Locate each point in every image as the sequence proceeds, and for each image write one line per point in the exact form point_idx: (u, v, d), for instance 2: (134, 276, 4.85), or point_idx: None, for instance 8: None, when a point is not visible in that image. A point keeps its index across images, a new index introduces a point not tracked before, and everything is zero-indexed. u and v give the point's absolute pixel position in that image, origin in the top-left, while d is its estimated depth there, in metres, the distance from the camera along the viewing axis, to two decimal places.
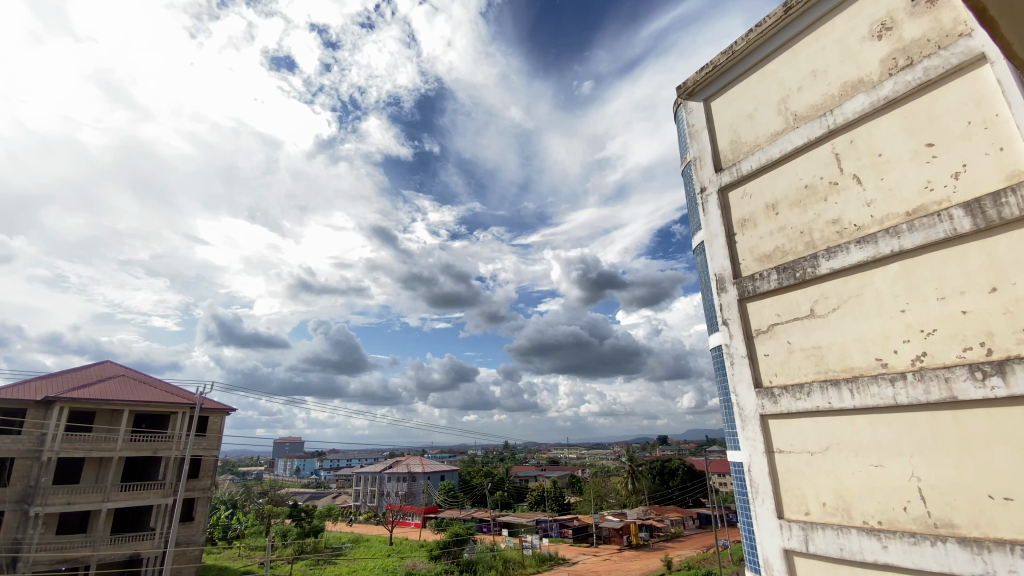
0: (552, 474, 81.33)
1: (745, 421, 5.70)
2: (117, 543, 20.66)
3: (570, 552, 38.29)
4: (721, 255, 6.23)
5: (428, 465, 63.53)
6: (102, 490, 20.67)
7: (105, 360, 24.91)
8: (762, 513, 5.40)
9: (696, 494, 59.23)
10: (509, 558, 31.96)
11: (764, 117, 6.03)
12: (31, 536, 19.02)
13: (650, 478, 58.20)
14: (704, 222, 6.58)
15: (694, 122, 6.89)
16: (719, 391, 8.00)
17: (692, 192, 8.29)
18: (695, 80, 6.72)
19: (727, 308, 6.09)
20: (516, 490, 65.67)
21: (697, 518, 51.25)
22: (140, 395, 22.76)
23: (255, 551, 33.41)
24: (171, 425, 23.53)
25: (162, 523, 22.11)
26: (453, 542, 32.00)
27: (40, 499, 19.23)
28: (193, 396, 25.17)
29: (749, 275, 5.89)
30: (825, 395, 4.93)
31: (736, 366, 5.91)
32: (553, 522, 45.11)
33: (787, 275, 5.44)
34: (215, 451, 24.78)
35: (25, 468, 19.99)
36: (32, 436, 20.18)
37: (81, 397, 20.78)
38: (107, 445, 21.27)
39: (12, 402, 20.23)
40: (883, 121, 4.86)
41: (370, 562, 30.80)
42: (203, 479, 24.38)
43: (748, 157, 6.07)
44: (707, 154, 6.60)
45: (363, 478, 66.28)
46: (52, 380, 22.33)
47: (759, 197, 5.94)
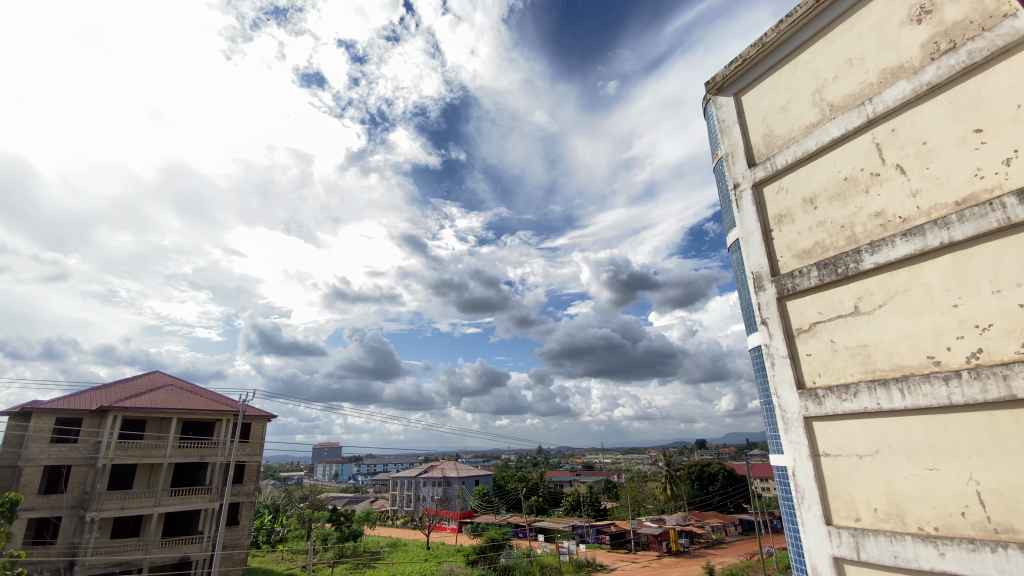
0: (587, 479, 80.49)
1: (788, 424, 5.53)
2: (167, 546, 21.59)
3: (608, 558, 37.76)
4: (758, 253, 6.07)
5: (462, 470, 63.77)
6: (153, 495, 21.68)
7: (154, 370, 26.20)
8: (809, 519, 5.20)
9: (737, 499, 57.42)
10: (546, 564, 31.80)
11: (799, 109, 5.86)
12: (87, 540, 20.10)
13: (688, 483, 56.84)
14: (738, 219, 6.42)
15: (725, 117, 6.76)
16: (760, 392, 7.75)
17: (725, 189, 8.11)
18: (724, 75, 6.60)
19: (765, 307, 5.92)
20: (551, 496, 65.24)
21: (739, 524, 49.70)
22: (187, 404, 23.78)
23: (297, 555, 34.28)
24: (216, 432, 24.50)
25: (209, 526, 23.03)
26: (490, 547, 32.08)
27: (96, 504, 20.31)
28: (236, 403, 26.14)
29: (788, 272, 5.72)
30: (874, 395, 4.72)
31: (777, 367, 5.73)
32: (590, 529, 44.60)
33: (828, 271, 5.25)
34: (257, 457, 25.64)
35: (82, 476, 21.18)
36: (87, 444, 21.40)
37: (132, 406, 21.87)
38: (157, 452, 22.30)
39: (70, 412, 21.50)
40: (927, 107, 4.66)
41: (408, 566, 31.13)
42: (247, 484, 25.28)
43: (782, 151, 5.90)
44: (740, 149, 6.45)
45: (399, 483, 67.29)
46: (107, 390, 23.64)
47: (796, 191, 5.76)
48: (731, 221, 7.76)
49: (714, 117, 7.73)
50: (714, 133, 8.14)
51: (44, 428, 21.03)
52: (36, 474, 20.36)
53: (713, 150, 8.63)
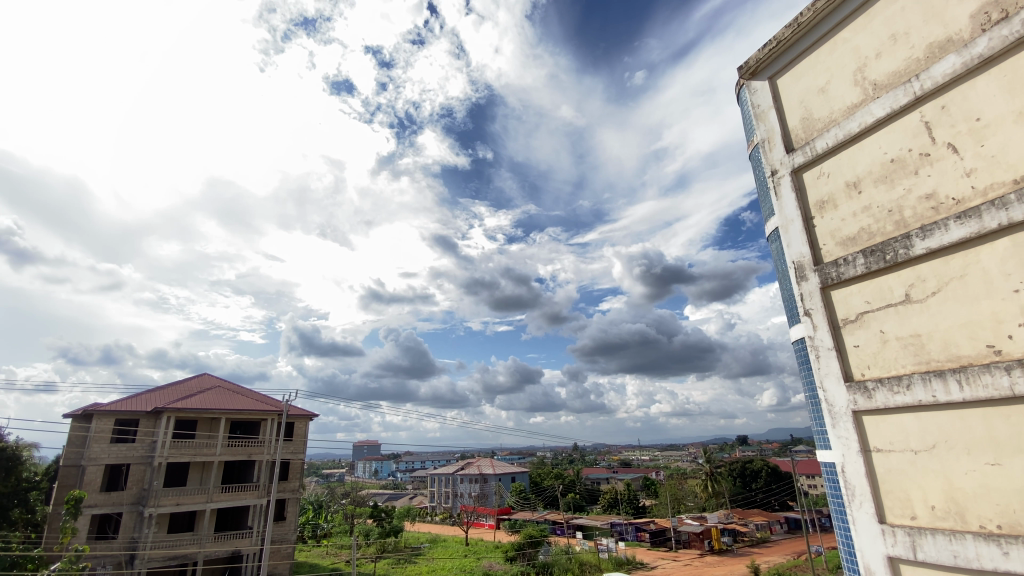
0: (624, 476, 79.61)
1: (836, 418, 5.32)
2: (220, 541, 22.61)
3: (648, 556, 37.28)
4: (799, 241, 5.85)
5: (498, 466, 63.90)
6: (205, 492, 22.78)
7: (203, 373, 27.51)
8: (860, 517, 4.99)
9: (783, 497, 55.52)
10: (585, 561, 31.66)
11: (839, 90, 5.62)
12: (146, 535, 21.28)
13: (730, 480, 55.42)
14: (777, 207, 6.20)
15: (760, 102, 6.54)
16: (805, 386, 7.46)
17: (762, 177, 7.86)
18: (757, 59, 6.39)
19: (809, 298, 5.70)
20: (587, 493, 64.91)
21: (785, 523, 48.06)
22: (234, 404, 24.84)
23: (342, 550, 35.35)
24: (262, 432, 25.52)
25: (258, 522, 24.01)
26: (528, 543, 32.19)
27: (153, 500, 21.50)
28: (280, 403, 27.12)
29: (832, 261, 5.49)
30: (928, 387, 4.49)
31: (823, 360, 5.50)
32: (629, 526, 44.12)
33: (876, 259, 5.01)
34: (301, 455, 26.55)
35: (140, 474, 22.43)
36: (144, 444, 22.67)
37: (184, 407, 23.02)
38: (208, 450, 23.43)
39: (128, 412, 22.82)
40: (980, 82, 4.39)
41: (448, 562, 31.59)
42: (292, 481, 26.19)
43: (822, 134, 5.67)
44: (777, 135, 6.22)
45: (437, 479, 68.35)
46: (160, 392, 24.99)
47: (839, 175, 5.52)
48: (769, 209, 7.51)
49: (748, 102, 7.50)
50: (749, 120, 7.89)
51: (105, 428, 22.40)
52: (98, 473, 21.69)
53: (749, 137, 8.39)
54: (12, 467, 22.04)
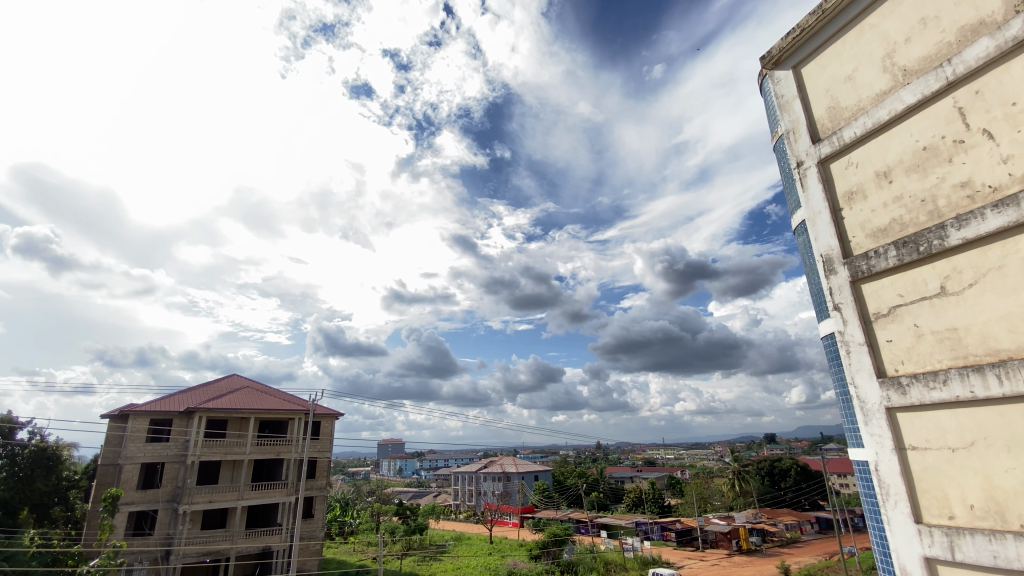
0: (649, 475, 78.82)
1: (868, 415, 5.17)
2: (251, 537, 23.22)
3: (674, 556, 36.80)
4: (827, 234, 5.70)
5: (521, 465, 63.83)
6: (236, 489, 23.43)
7: (233, 373, 28.30)
8: (895, 516, 4.85)
9: (813, 496, 54.10)
10: (610, 560, 31.48)
11: (867, 77, 5.45)
12: (181, 531, 22.02)
13: (757, 478, 54.31)
14: (804, 198, 6.04)
15: (784, 92, 6.38)
16: (835, 382, 7.27)
17: (787, 169, 7.68)
18: (780, 48, 6.25)
19: (838, 292, 5.55)
20: (611, 492, 64.47)
21: (816, 523, 46.88)
22: (262, 404, 25.47)
23: (369, 547, 35.95)
24: (290, 431, 26.14)
25: (287, 519, 24.56)
26: (552, 542, 32.17)
27: (187, 498, 22.22)
28: (306, 403, 27.67)
29: (862, 253, 5.33)
30: (966, 383, 4.33)
31: (854, 356, 5.36)
32: (654, 525, 43.65)
33: (908, 250, 4.86)
34: (327, 453, 27.07)
35: (174, 472, 23.18)
36: (177, 443, 23.44)
37: (215, 408, 23.71)
38: (238, 448, 24.12)
39: (162, 413, 23.62)
40: (1016, 64, 4.20)
41: (473, 560, 31.79)
42: (319, 479, 26.72)
43: (850, 123, 5.52)
44: (802, 125, 6.07)
45: (461, 478, 68.85)
46: (193, 393, 25.82)
47: (867, 165, 5.36)
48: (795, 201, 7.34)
49: (772, 93, 7.34)
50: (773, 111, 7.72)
51: (140, 428, 23.21)
52: (135, 471, 22.52)
53: (773, 128, 8.21)
54: (52, 466, 23.18)
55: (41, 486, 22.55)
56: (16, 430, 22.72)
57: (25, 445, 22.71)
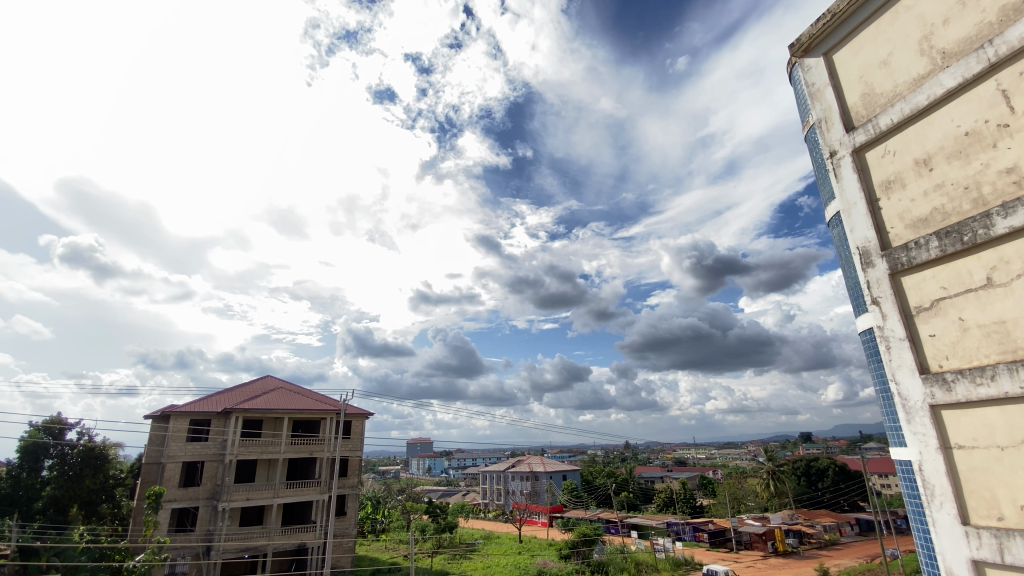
0: (679, 474, 77.60)
1: (910, 413, 4.98)
2: (287, 534, 23.86)
3: (707, 557, 36.16)
4: (864, 225, 5.50)
5: (549, 464, 63.61)
6: (272, 487, 24.12)
7: (267, 375, 29.21)
8: (941, 518, 4.66)
9: (853, 497, 52.26)
10: (641, 560, 31.14)
11: (903, 60, 5.24)
12: (221, 528, 22.82)
13: (793, 478, 52.82)
14: (837, 190, 5.84)
15: (815, 80, 6.18)
16: (875, 379, 7.02)
17: (820, 160, 7.46)
18: (810, 34, 6.06)
19: (876, 286, 5.36)
20: (641, 492, 63.73)
21: (856, 525, 45.38)
22: (296, 404, 26.14)
23: (400, 544, 36.54)
24: (322, 430, 26.79)
25: (321, 516, 25.15)
26: (582, 541, 32.04)
27: (226, 496, 23.01)
28: (337, 402, 28.29)
29: (901, 244, 5.14)
30: (1017, 378, 4.12)
31: (894, 351, 5.16)
32: (686, 525, 42.97)
33: (951, 240, 4.66)
34: (358, 452, 27.63)
35: (213, 470, 24.04)
36: (216, 442, 24.31)
37: (250, 408, 24.50)
38: (274, 447, 24.87)
39: (201, 413, 24.53)
40: None
41: (503, 559, 31.86)
42: (351, 477, 27.29)
43: (886, 110, 5.31)
44: (835, 113, 5.87)
45: (489, 477, 69.23)
46: (229, 393, 26.75)
47: (905, 152, 5.16)
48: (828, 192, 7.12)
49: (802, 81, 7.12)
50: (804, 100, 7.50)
51: (181, 428, 24.17)
52: (177, 470, 23.43)
53: (803, 117, 7.97)
54: (100, 465, 24.41)
55: (89, 484, 23.79)
56: (65, 430, 23.97)
57: (74, 445, 23.94)
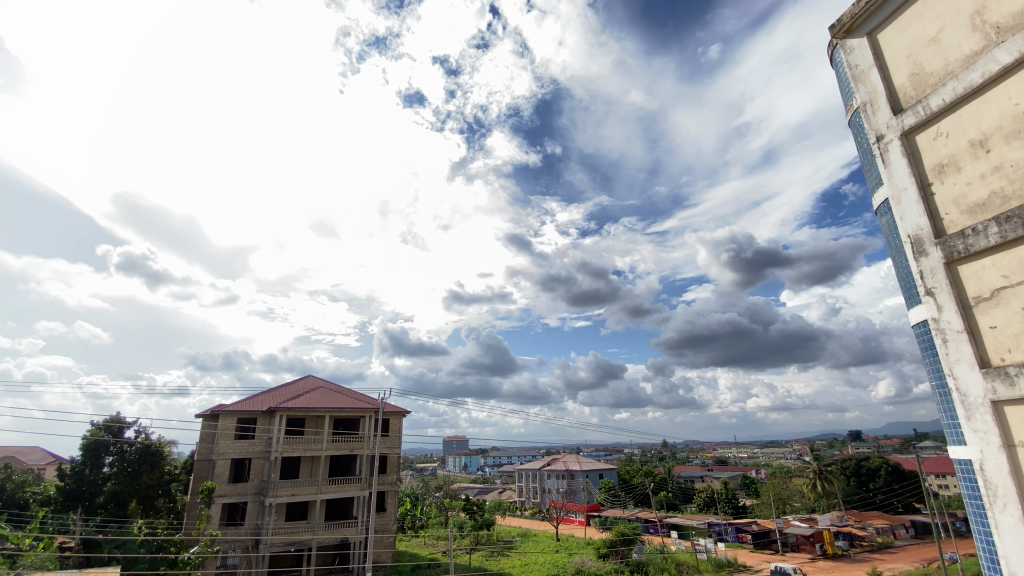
0: (720, 474, 75.69)
1: (970, 410, 4.72)
2: (330, 528, 24.65)
3: (751, 559, 35.19)
4: (916, 212, 5.23)
5: (585, 463, 63.05)
6: (315, 483, 24.93)
7: (308, 374, 30.22)
8: (1005, 520, 4.40)
9: (908, 499, 49.61)
10: (682, 561, 30.57)
11: (953, 38, 4.98)
12: (268, 522, 23.77)
13: (842, 478, 50.61)
14: (885, 175, 5.58)
15: (858, 62, 5.92)
16: (931, 373, 6.66)
17: (865, 144, 7.15)
18: (851, 15, 5.82)
19: (930, 276, 5.10)
20: (680, 491, 62.48)
21: (912, 527, 43.14)
22: (336, 403, 26.91)
23: (439, 540, 37.16)
24: (362, 428, 27.52)
25: (363, 512, 25.80)
26: (620, 541, 31.70)
27: (272, 491, 23.93)
28: (375, 401, 28.98)
29: (957, 231, 4.87)
30: None
31: (951, 344, 4.89)
32: (729, 526, 41.83)
33: (1012, 226, 4.39)
34: (396, 450, 28.24)
35: (260, 467, 25.09)
36: (262, 440, 25.34)
37: (293, 407, 25.40)
38: (316, 445, 25.75)
39: (247, 412, 25.58)
40: None
41: (541, 557, 31.90)
42: (390, 474, 27.92)
43: (936, 90, 5.05)
44: (881, 95, 5.60)
45: (525, 475, 69.42)
46: (273, 393, 27.83)
47: (960, 134, 4.89)
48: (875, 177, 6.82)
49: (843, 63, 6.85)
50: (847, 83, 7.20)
51: (229, 426, 25.27)
52: (226, 466, 24.55)
53: (847, 101, 7.65)
54: (156, 462, 25.79)
55: (147, 480, 25.19)
56: (124, 429, 25.45)
57: (132, 442, 25.40)
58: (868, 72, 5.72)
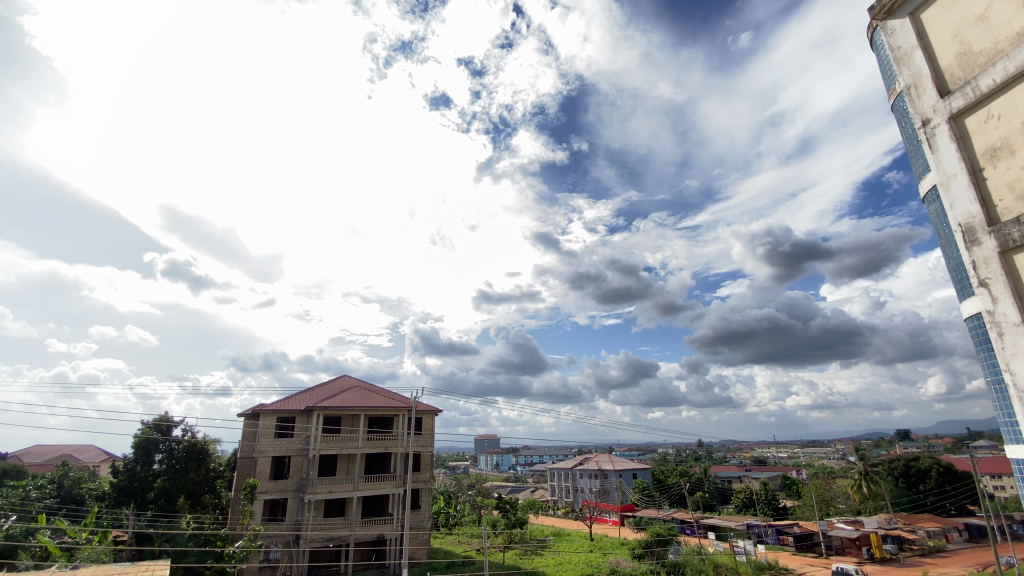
0: (759, 474, 73.69)
1: None
2: (367, 525, 25.25)
3: (793, 562, 34.16)
4: (965, 199, 5.01)
5: (619, 463, 62.24)
6: (352, 481, 25.57)
7: (343, 374, 31.05)
8: None
9: (962, 501, 47.10)
10: (720, 563, 29.94)
11: (1004, 14, 4.75)
12: (308, 518, 24.50)
13: (890, 479, 48.53)
14: (932, 161, 5.35)
15: (900, 43, 5.69)
16: (986, 369, 6.34)
17: (911, 130, 6.87)
18: None
19: (984, 266, 4.87)
20: (717, 492, 61.14)
21: (966, 530, 40.94)
22: (370, 402, 27.54)
23: (473, 538, 37.51)
24: (396, 426, 28.07)
25: (398, 509, 26.35)
26: (656, 542, 31.26)
27: (311, 488, 24.63)
28: (408, 400, 29.51)
29: (1013, 218, 4.63)
30: None
31: (1008, 338, 4.66)
32: (769, 528, 40.74)
33: None
34: (429, 447, 28.68)
35: (299, 464, 25.92)
36: (301, 438, 26.18)
37: (329, 405, 26.13)
38: (352, 443, 26.41)
39: (286, 412, 26.43)
40: None
41: (575, 556, 31.79)
42: (424, 472, 28.38)
43: (986, 69, 4.82)
44: (926, 78, 5.37)
45: (558, 474, 69.28)
46: (311, 392, 28.70)
47: (1013, 115, 4.64)
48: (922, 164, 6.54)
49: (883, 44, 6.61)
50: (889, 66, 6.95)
51: (270, 425, 26.17)
52: (267, 463, 25.43)
53: (890, 85, 7.36)
54: (201, 459, 27.01)
55: (193, 476, 26.39)
56: (171, 428, 26.72)
57: (179, 440, 26.64)
58: (911, 54, 5.49)
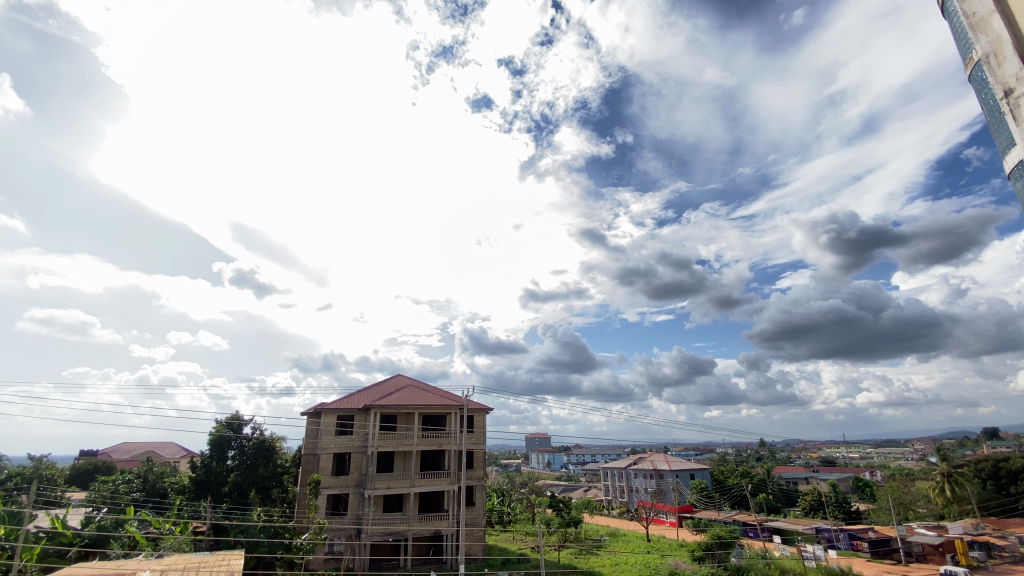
0: (828, 477, 69.83)
1: None
2: (424, 520, 26.14)
3: (869, 569, 32.21)
4: None
5: (675, 463, 60.75)
6: (408, 477, 26.55)
7: (397, 374, 32.22)
8: None
9: None
10: (786, 567, 28.80)
11: None
12: (368, 513, 25.72)
13: (976, 481, 44.74)
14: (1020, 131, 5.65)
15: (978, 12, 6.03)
16: None
17: (990, 103, 6.60)
18: None
19: None
20: (782, 493, 58.65)
21: None
22: (423, 401, 28.45)
23: (527, 536, 37.87)
24: (449, 423, 28.90)
25: (453, 505, 27.12)
26: (717, 545, 30.59)
27: (370, 484, 25.82)
28: (461, 399, 30.31)
29: None
30: None
31: None
32: (839, 533, 38.62)
33: None
34: (482, 445, 29.32)
35: (359, 460, 27.18)
36: (360, 435, 27.48)
37: (385, 404, 27.30)
38: (407, 440, 27.39)
39: (346, 410, 27.78)
40: None
41: (632, 557, 31.50)
42: (477, 469, 28.99)
43: None
44: (1006, 45, 5.70)
45: (612, 473, 68.66)
46: (367, 392, 29.99)
47: None
48: (1006, 137, 6.35)
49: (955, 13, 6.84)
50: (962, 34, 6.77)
51: (331, 423, 27.60)
52: (329, 459, 26.82)
53: (964, 55, 7.10)
54: (270, 455, 28.98)
55: (263, 471, 28.33)
56: (242, 425, 28.80)
57: (250, 438, 28.77)
58: (989, 19, 5.87)
